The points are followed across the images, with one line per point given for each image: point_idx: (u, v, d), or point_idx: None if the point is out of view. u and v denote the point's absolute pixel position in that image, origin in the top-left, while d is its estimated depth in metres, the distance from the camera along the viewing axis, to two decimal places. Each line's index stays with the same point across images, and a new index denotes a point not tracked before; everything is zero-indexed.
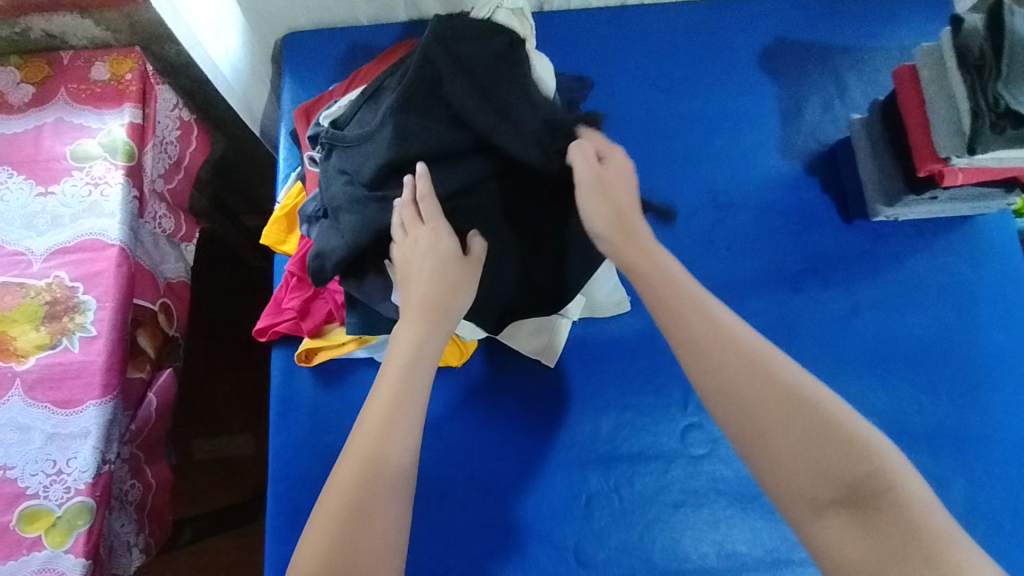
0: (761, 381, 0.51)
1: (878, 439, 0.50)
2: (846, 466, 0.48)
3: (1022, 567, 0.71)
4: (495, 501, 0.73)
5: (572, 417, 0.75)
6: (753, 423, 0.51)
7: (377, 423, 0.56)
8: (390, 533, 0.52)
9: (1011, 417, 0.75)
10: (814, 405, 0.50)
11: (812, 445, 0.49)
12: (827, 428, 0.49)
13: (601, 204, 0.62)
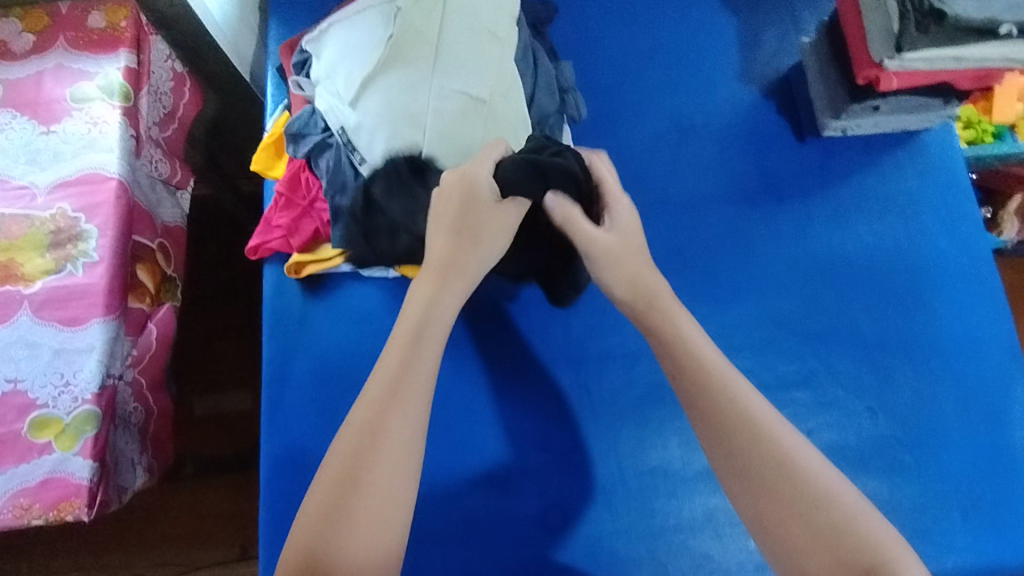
0: (760, 453, 0.56)
1: (862, 506, 0.54)
2: (838, 549, 0.52)
3: (965, 450, 0.75)
4: (473, 400, 0.77)
5: (544, 322, 0.81)
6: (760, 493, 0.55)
7: (381, 397, 0.58)
8: (384, 460, 0.56)
9: (953, 313, 0.79)
10: (808, 480, 0.55)
11: (803, 527, 0.53)
12: (820, 511, 0.53)
13: (617, 273, 0.65)
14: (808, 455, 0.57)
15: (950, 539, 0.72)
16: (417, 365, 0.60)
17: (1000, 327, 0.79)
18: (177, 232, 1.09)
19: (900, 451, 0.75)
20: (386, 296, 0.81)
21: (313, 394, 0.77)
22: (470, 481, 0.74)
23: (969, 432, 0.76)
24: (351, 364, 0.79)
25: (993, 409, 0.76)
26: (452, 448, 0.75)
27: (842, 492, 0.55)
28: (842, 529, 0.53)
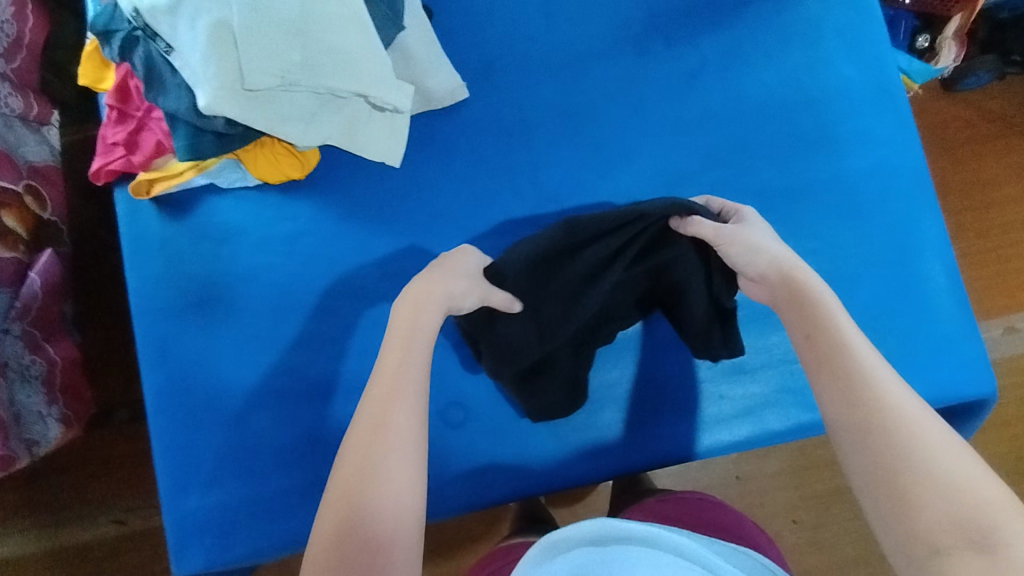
0: (838, 365, 0.52)
1: (929, 424, 0.48)
2: (882, 452, 0.47)
3: (880, 290, 0.71)
4: (361, 303, 0.73)
5: (425, 213, 0.74)
6: (882, 464, 0.47)
7: (383, 390, 0.55)
8: (400, 431, 0.53)
9: (858, 146, 0.74)
10: (866, 386, 0.50)
11: (850, 429, 0.50)
12: (876, 414, 0.49)
13: (760, 261, 0.59)
14: (883, 368, 0.52)
15: None
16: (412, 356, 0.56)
17: (911, 154, 0.74)
18: (51, 174, 0.97)
19: None
20: (250, 207, 0.74)
21: (187, 320, 0.73)
22: (362, 386, 0.72)
23: (883, 272, 0.72)
24: (223, 281, 0.73)
25: (903, 242, 0.72)
26: (340, 356, 0.72)
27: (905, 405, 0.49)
28: (892, 440, 0.47)
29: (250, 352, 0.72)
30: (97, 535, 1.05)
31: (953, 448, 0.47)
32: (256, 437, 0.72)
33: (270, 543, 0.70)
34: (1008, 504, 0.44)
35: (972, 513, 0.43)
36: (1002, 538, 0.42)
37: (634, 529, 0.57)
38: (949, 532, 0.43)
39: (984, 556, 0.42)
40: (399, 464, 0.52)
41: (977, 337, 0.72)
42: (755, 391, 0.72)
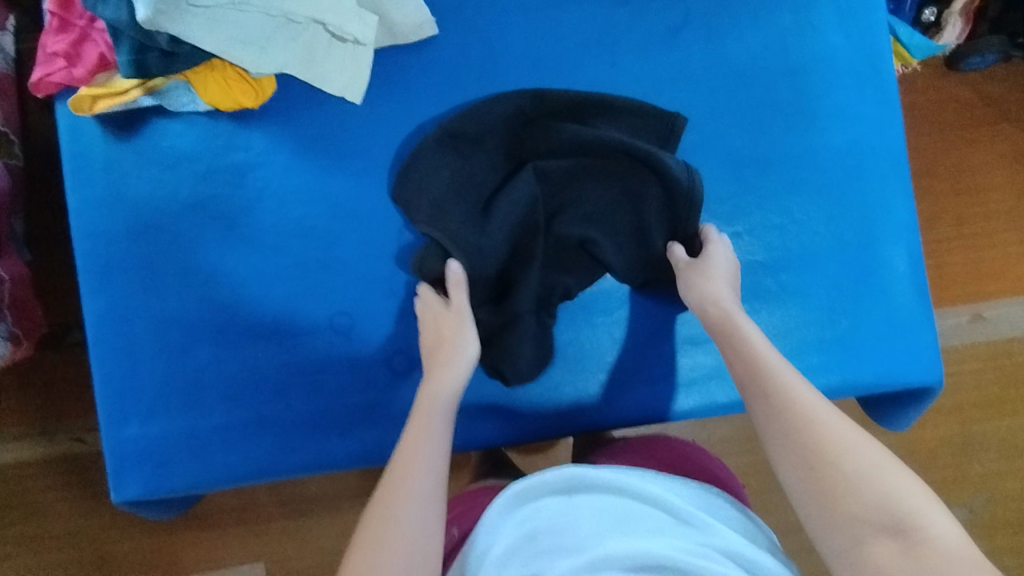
0: (760, 389, 0.55)
1: (840, 423, 0.51)
2: (808, 460, 0.50)
3: (841, 270, 0.70)
4: (314, 243, 0.71)
5: (384, 154, 0.71)
6: (806, 469, 0.50)
7: (415, 440, 0.57)
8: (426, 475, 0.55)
9: (839, 120, 0.71)
10: (783, 403, 0.53)
11: (782, 448, 0.52)
12: (802, 429, 0.51)
13: (699, 288, 0.63)
14: (797, 381, 0.55)
15: (804, 360, 0.70)
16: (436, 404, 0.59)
17: (890, 134, 0.72)
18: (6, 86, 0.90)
19: (757, 275, 0.70)
20: (200, 133, 0.71)
21: (130, 247, 0.70)
22: (310, 329, 0.70)
23: (845, 253, 0.71)
24: (169, 210, 0.70)
25: (870, 223, 0.71)
26: (289, 297, 0.70)
27: (818, 416, 0.52)
28: (813, 451, 0.50)
29: (195, 285, 0.70)
30: (60, 450, 1.05)
31: (867, 444, 0.50)
32: (198, 372, 0.70)
33: (209, 478, 0.70)
34: (921, 490, 0.47)
35: (888, 506, 0.47)
36: (920, 524, 0.46)
37: (599, 480, 0.61)
38: (871, 526, 0.46)
39: (899, 544, 0.45)
40: (422, 501, 0.53)
41: (931, 325, 0.71)
42: (703, 360, 0.71)
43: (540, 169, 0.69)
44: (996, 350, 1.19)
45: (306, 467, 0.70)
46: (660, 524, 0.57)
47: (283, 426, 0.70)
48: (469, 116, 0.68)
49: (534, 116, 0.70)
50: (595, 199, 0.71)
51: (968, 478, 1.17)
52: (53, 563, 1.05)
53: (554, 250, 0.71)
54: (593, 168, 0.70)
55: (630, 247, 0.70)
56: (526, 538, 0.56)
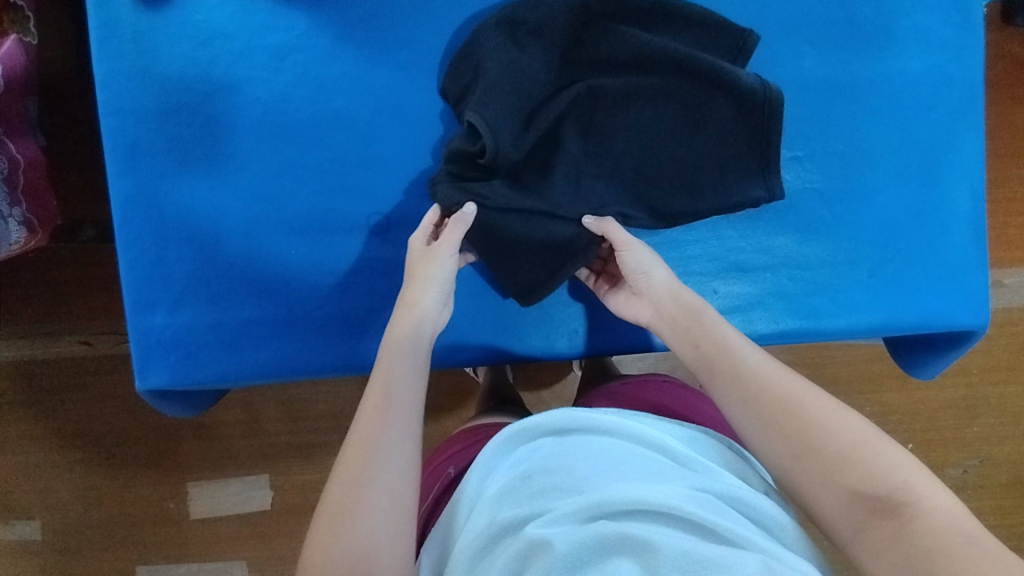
0: (730, 372, 0.54)
1: (817, 404, 0.51)
2: (797, 441, 0.49)
3: (897, 206, 0.68)
4: (351, 138, 0.67)
5: (432, 46, 0.67)
6: (788, 450, 0.50)
7: (376, 400, 0.53)
8: (395, 438, 0.51)
9: (916, 45, 0.67)
10: (757, 385, 0.53)
11: (766, 430, 0.51)
12: (782, 409, 0.51)
13: (658, 272, 0.60)
14: (762, 359, 0.54)
15: (850, 297, 0.68)
16: (397, 364, 0.55)
17: (970, 64, 0.68)
18: None
19: (809, 205, 0.68)
20: (237, 8, 0.66)
21: (159, 128, 0.66)
22: (346, 228, 0.68)
23: (904, 188, 0.68)
24: (201, 90, 0.66)
25: (935, 158, 0.68)
26: (325, 194, 0.68)
27: (793, 391, 0.52)
28: (796, 435, 0.50)
29: (228, 173, 0.67)
30: (69, 351, 1.04)
31: (851, 421, 0.50)
32: (227, 263, 0.68)
33: (235, 373, 0.69)
34: (909, 462, 0.47)
35: (877, 478, 0.46)
36: (911, 497, 0.45)
37: (597, 420, 0.60)
38: (860, 507, 0.46)
39: (892, 522, 0.45)
40: (393, 465, 0.50)
41: (982, 270, 0.69)
42: (748, 289, 0.68)
43: (593, 81, 0.65)
44: (1014, 316, 1.19)
45: (333, 368, 0.69)
46: (658, 467, 0.55)
47: (312, 326, 0.69)
48: (531, 6, 0.64)
49: (599, 21, 0.66)
50: (641, 123, 0.66)
51: (968, 440, 1.18)
52: (59, 461, 1.05)
53: (583, 167, 0.66)
54: (647, 89, 0.66)
55: (666, 178, 0.66)
56: (521, 478, 0.56)
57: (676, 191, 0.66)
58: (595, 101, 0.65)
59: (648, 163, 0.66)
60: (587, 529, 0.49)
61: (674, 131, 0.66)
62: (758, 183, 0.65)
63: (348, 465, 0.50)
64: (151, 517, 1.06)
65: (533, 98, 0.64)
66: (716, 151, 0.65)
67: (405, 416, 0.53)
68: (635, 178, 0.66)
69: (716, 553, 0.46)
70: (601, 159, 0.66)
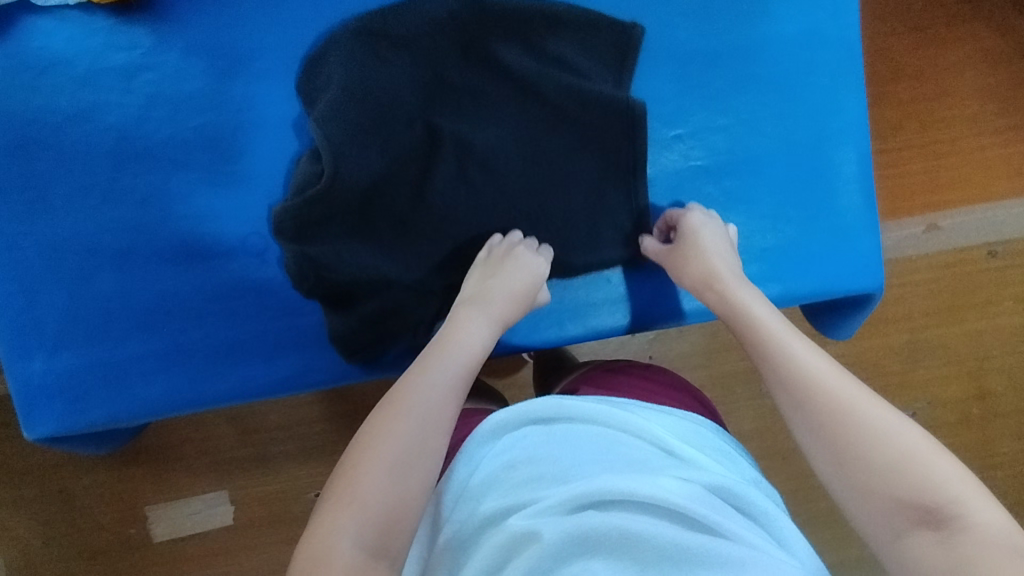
0: (773, 372, 0.51)
1: (864, 404, 0.46)
2: (837, 435, 0.45)
3: (784, 175, 0.67)
4: (218, 157, 0.64)
5: (289, 53, 0.63)
6: (830, 447, 0.46)
7: (417, 369, 0.52)
8: (436, 411, 0.50)
9: (789, 6, 0.66)
10: (805, 379, 0.49)
11: (808, 427, 0.47)
12: (825, 407, 0.47)
13: (691, 267, 0.60)
14: (816, 357, 0.51)
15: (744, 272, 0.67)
16: (446, 344, 0.54)
17: (845, 21, 0.66)
18: None
19: (699, 182, 0.66)
20: (74, 31, 0.62)
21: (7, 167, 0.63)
22: (227, 249, 0.65)
23: (790, 156, 0.67)
24: (48, 120, 0.62)
25: (819, 121, 0.67)
26: (195, 217, 0.64)
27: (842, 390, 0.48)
28: (833, 435, 0.46)
29: (88, 206, 0.64)
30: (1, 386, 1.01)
31: (898, 428, 0.44)
32: (102, 299, 0.65)
33: (127, 411, 0.66)
34: (963, 475, 0.42)
35: (924, 486, 0.41)
36: (957, 510, 0.40)
37: (584, 408, 0.56)
38: (901, 516, 0.41)
39: (937, 534, 0.39)
40: (424, 428, 0.48)
41: (877, 231, 0.69)
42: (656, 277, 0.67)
43: (458, 105, 0.64)
44: (950, 258, 1.19)
45: (232, 396, 0.67)
46: (645, 459, 0.51)
47: (201, 355, 0.66)
48: (395, 19, 0.63)
49: (472, 34, 0.64)
50: (510, 141, 0.64)
51: (915, 383, 1.19)
52: (8, 496, 1.02)
53: (447, 191, 0.64)
54: (518, 109, 0.65)
55: (523, 197, 0.65)
56: (506, 468, 0.52)
57: (536, 210, 0.65)
58: (461, 118, 0.64)
59: (512, 183, 0.65)
60: (572, 519, 0.45)
61: (545, 145, 0.65)
62: (633, 209, 0.65)
63: (392, 411, 0.49)
64: (110, 544, 1.02)
65: (392, 118, 0.62)
66: (590, 175, 0.65)
67: (456, 375, 0.52)
68: (500, 199, 0.64)
69: (697, 543, 0.43)
70: (473, 187, 0.64)
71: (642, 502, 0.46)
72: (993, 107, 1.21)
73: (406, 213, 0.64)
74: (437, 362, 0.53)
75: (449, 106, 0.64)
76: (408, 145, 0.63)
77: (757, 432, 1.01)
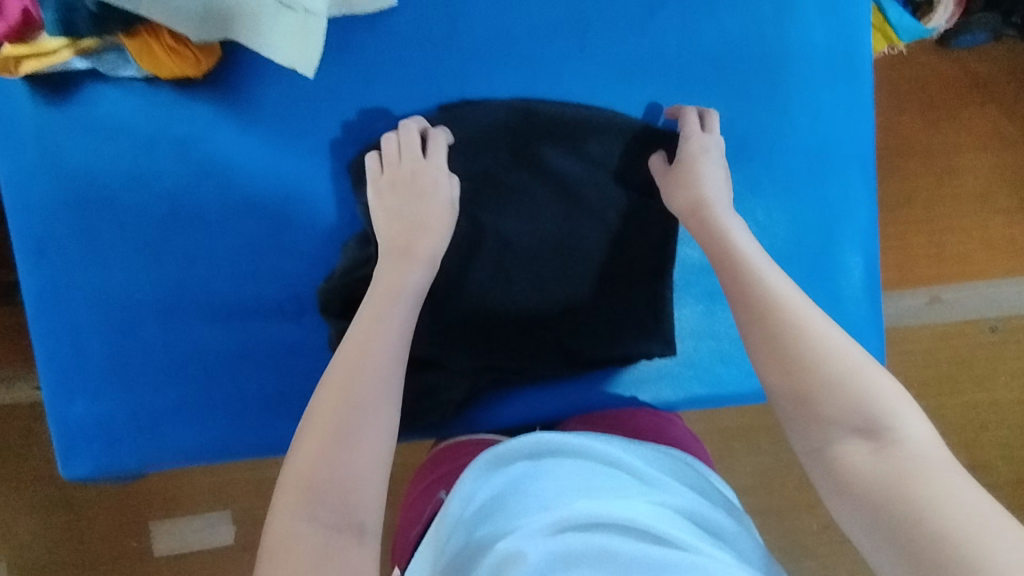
0: (742, 296, 0.56)
1: (819, 328, 0.52)
2: (805, 378, 0.50)
3: (794, 276, 0.69)
4: (262, 224, 0.68)
5: (337, 135, 0.67)
6: (796, 384, 0.50)
7: (356, 340, 0.56)
8: (382, 381, 0.54)
9: (809, 120, 0.69)
10: (779, 320, 0.53)
11: (779, 368, 0.51)
12: (796, 345, 0.51)
13: (680, 193, 0.64)
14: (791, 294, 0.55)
15: (739, 361, 0.72)
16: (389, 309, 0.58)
17: (861, 137, 0.70)
18: None
19: (704, 275, 0.71)
20: (138, 102, 0.66)
21: (67, 228, 0.67)
22: (261, 309, 0.69)
23: (797, 258, 0.69)
24: (109, 183, 0.66)
25: (830, 227, 0.70)
26: (238, 279, 0.68)
27: (813, 325, 0.52)
28: (788, 359, 0.51)
29: (139, 264, 0.68)
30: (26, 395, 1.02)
31: (850, 358, 0.51)
32: (143, 351, 0.69)
33: (159, 456, 0.70)
34: (898, 394, 0.49)
35: (868, 406, 0.48)
36: (892, 426, 0.47)
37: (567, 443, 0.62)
38: (843, 427, 0.48)
39: (872, 444, 0.47)
40: (374, 420, 0.52)
41: (879, 335, 0.72)
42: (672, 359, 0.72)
43: (505, 204, 0.68)
44: (951, 331, 1.22)
45: (259, 447, 0.70)
46: (619, 486, 0.57)
47: (231, 409, 0.70)
48: (450, 118, 0.67)
49: (524, 136, 0.67)
50: (550, 240, 0.68)
51: None
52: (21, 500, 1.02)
53: (487, 282, 0.68)
54: (562, 210, 0.68)
55: (556, 294, 0.69)
56: (497, 498, 0.57)
57: (566, 305, 0.69)
58: (505, 217, 0.68)
59: (548, 281, 0.69)
60: (556, 540, 0.50)
61: (583, 245, 0.69)
62: (655, 313, 0.70)
63: (336, 389, 0.53)
64: (112, 555, 1.03)
65: (440, 211, 0.67)
66: (618, 273, 0.70)
67: (391, 342, 0.57)
68: (534, 295, 0.69)
69: (668, 552, 0.48)
70: (509, 280, 0.69)
71: (619, 523, 0.51)
72: (1001, 187, 1.23)
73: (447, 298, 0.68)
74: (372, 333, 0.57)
75: (496, 203, 0.68)
76: (453, 237, 0.67)
77: (754, 492, 1.04)
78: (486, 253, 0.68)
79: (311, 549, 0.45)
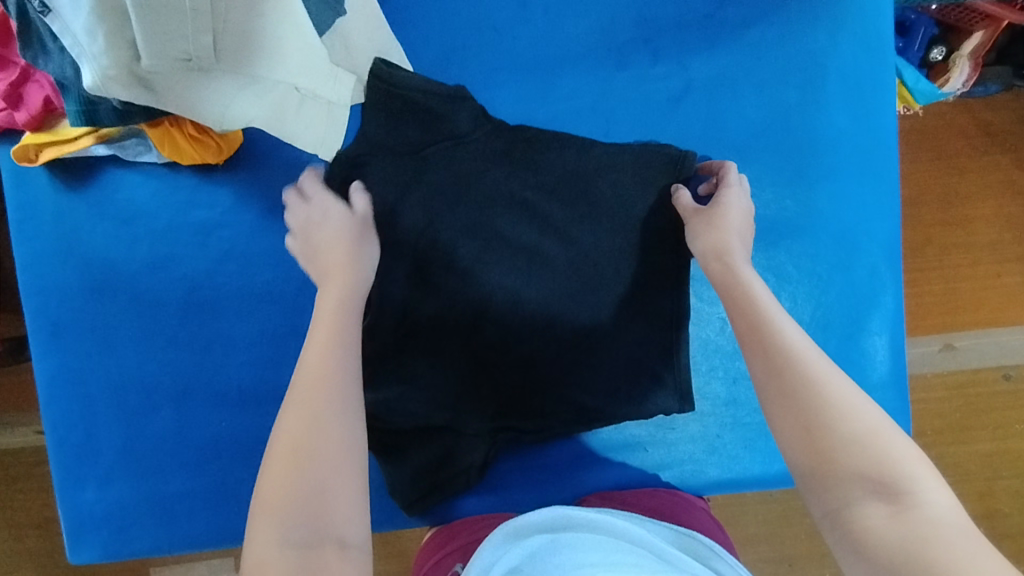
0: (759, 346, 0.51)
1: (841, 385, 0.48)
2: (826, 447, 0.46)
3: None
4: (280, 309, 0.67)
5: None
6: (815, 447, 0.46)
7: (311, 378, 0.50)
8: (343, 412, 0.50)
9: (834, 205, 0.68)
10: (811, 386, 0.48)
11: (802, 436, 0.47)
12: (818, 407, 0.47)
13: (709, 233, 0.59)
14: (814, 351, 0.50)
15: (760, 442, 0.71)
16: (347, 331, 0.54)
17: (886, 222, 0.69)
18: None
19: (730, 359, 0.71)
20: (160, 188, 0.66)
21: (81, 309, 0.66)
22: (277, 396, 0.67)
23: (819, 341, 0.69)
24: (126, 268, 0.66)
25: (855, 311, 0.69)
26: (255, 364, 0.67)
27: (834, 380, 0.48)
28: (804, 418, 0.47)
29: (156, 348, 0.66)
30: (23, 442, 0.95)
31: (866, 411, 0.47)
32: (157, 437, 0.67)
33: (169, 543, 0.68)
34: (919, 456, 0.45)
35: (884, 463, 0.44)
36: (911, 490, 0.43)
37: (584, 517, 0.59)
38: (860, 488, 0.44)
39: (891, 507, 0.43)
40: (337, 448, 0.48)
41: (905, 420, 0.70)
42: (694, 436, 0.71)
43: (527, 274, 0.66)
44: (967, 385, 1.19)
45: None
46: (636, 560, 0.52)
47: (244, 496, 0.68)
48: (467, 180, 0.65)
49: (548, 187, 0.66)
50: (569, 315, 0.66)
51: None
52: (11, 552, 0.95)
53: (502, 355, 0.67)
54: (583, 281, 0.66)
55: (578, 376, 0.67)
56: (512, 569, 0.53)
57: (586, 384, 0.67)
58: (522, 283, 0.66)
59: (566, 361, 0.67)
60: None
61: (603, 329, 0.67)
62: (674, 366, 0.67)
63: (303, 400, 0.49)
64: None
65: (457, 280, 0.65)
66: (644, 359, 0.67)
67: (346, 365, 0.52)
68: (553, 373, 0.67)
69: None
70: (525, 349, 0.67)
71: None
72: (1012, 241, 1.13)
73: (462, 367, 0.67)
74: (326, 361, 0.51)
75: (518, 274, 0.66)
76: (471, 303, 0.66)
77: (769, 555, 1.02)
78: (502, 335, 0.66)
79: (288, 572, 0.43)
